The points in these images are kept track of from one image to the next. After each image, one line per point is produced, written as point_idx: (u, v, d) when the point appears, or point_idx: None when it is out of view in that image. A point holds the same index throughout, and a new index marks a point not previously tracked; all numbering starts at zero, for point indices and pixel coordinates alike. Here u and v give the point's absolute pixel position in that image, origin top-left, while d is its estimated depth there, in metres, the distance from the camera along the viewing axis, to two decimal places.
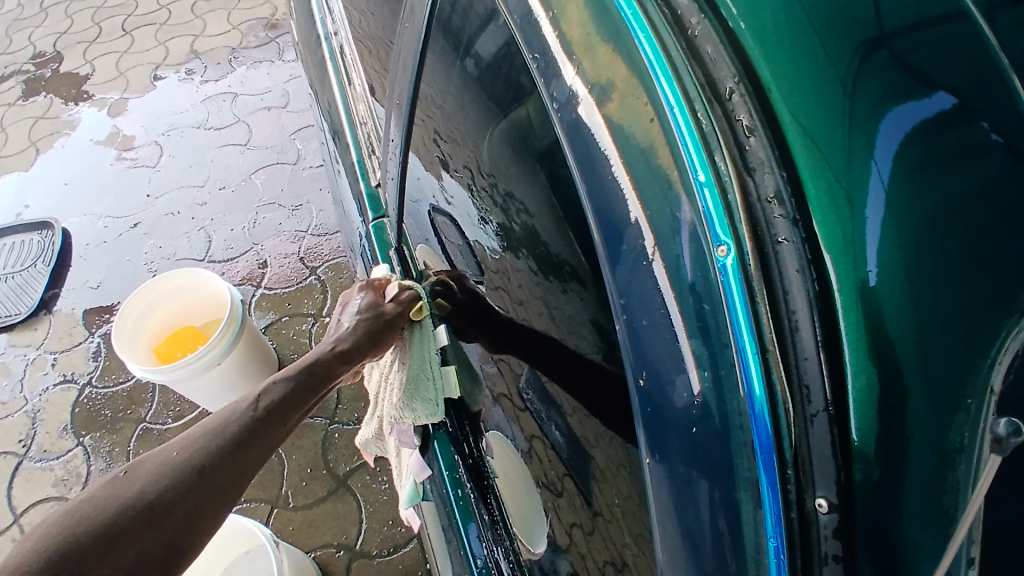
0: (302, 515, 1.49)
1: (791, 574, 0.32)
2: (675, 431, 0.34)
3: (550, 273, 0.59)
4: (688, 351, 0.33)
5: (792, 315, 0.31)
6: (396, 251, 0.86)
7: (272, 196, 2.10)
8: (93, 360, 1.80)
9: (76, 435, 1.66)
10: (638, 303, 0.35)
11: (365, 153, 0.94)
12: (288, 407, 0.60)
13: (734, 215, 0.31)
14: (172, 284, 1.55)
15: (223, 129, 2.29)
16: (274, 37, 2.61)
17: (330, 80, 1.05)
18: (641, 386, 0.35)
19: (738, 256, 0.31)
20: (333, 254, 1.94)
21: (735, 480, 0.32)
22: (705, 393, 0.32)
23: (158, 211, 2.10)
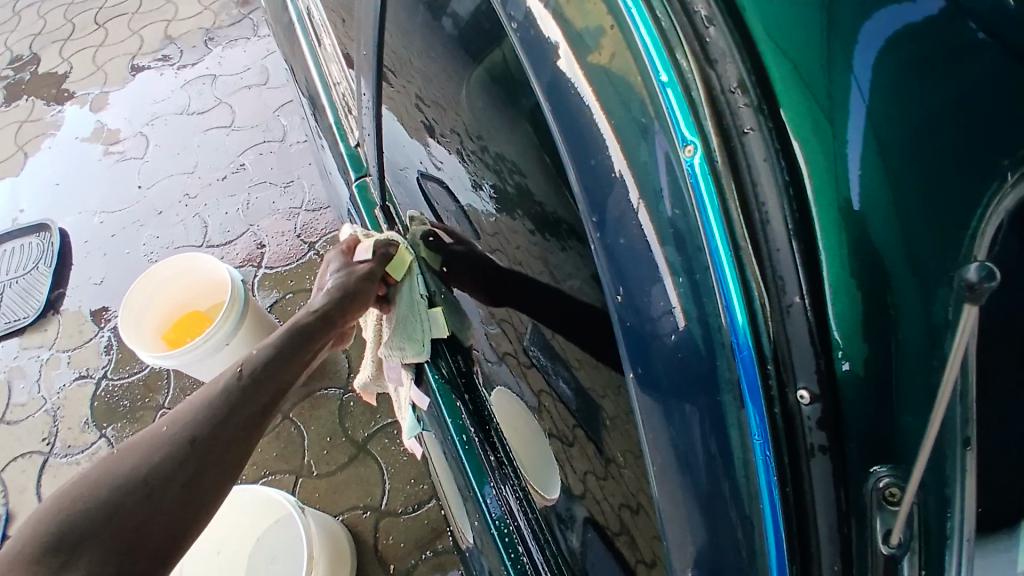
0: (327, 481, 1.52)
1: (781, 482, 0.31)
2: (655, 347, 0.33)
3: (546, 229, 0.64)
4: (662, 259, 0.32)
5: (763, 207, 0.30)
6: (381, 209, 0.85)
7: (262, 175, 2.08)
8: (105, 353, 1.82)
9: (98, 428, 1.70)
10: (611, 218, 0.34)
11: (343, 115, 0.92)
12: (277, 370, 0.66)
13: (699, 112, 0.31)
14: (169, 272, 1.56)
15: (206, 113, 2.26)
16: (247, 12, 2.55)
17: (302, 47, 1.03)
18: (620, 305, 0.34)
19: (705, 154, 0.31)
20: (329, 227, 1.94)
21: (718, 384, 0.31)
22: (683, 301, 0.32)
23: (151, 201, 2.10)
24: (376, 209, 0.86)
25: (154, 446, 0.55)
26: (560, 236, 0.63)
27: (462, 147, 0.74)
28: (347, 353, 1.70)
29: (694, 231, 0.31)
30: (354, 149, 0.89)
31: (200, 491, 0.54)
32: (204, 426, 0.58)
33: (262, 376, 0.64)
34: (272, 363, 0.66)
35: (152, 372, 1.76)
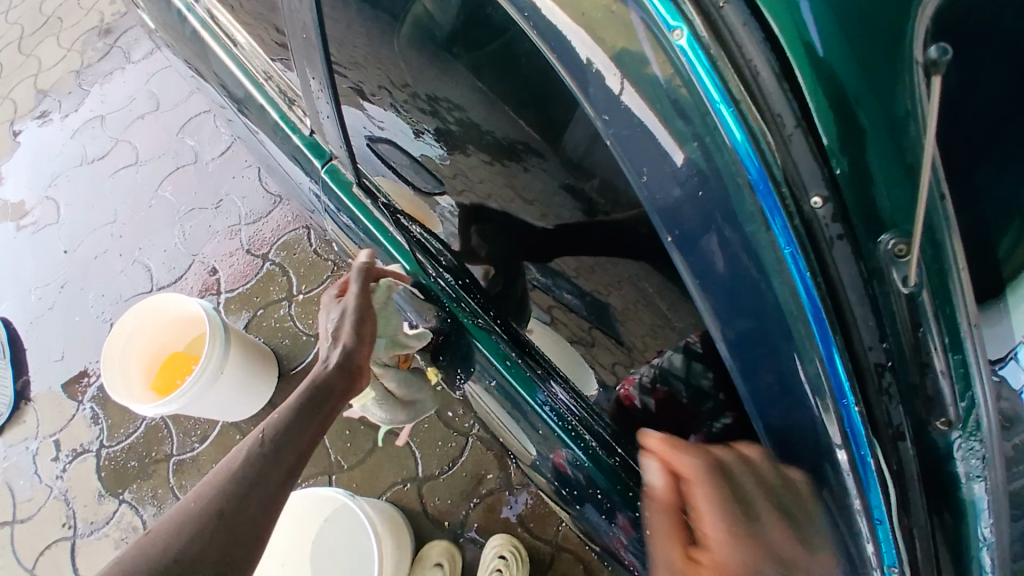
0: (360, 469, 1.60)
1: (812, 274, 0.41)
2: (682, 199, 0.45)
3: (504, 156, 0.74)
4: (672, 136, 0.43)
5: (750, 63, 0.39)
6: (357, 185, 0.94)
7: (188, 202, 2.02)
8: (94, 424, 1.79)
9: (115, 495, 1.69)
10: (619, 117, 0.45)
11: (285, 105, 1.02)
12: (294, 434, 0.77)
13: (678, 2, 0.40)
14: (142, 314, 1.51)
15: (107, 156, 2.16)
16: (114, 41, 2.39)
17: (231, 67, 1.08)
18: (641, 177, 0.46)
19: (691, 32, 0.40)
20: (276, 234, 1.91)
21: (743, 213, 0.42)
22: (699, 161, 0.43)
23: (84, 262, 2.02)
24: (352, 186, 0.95)
25: (184, 520, 0.65)
26: (519, 159, 0.73)
27: (394, 100, 0.85)
28: None
29: (693, 95, 0.41)
30: (309, 138, 0.99)
31: (235, 543, 0.65)
32: (231, 498, 0.68)
33: (282, 443, 0.75)
34: (288, 430, 0.77)
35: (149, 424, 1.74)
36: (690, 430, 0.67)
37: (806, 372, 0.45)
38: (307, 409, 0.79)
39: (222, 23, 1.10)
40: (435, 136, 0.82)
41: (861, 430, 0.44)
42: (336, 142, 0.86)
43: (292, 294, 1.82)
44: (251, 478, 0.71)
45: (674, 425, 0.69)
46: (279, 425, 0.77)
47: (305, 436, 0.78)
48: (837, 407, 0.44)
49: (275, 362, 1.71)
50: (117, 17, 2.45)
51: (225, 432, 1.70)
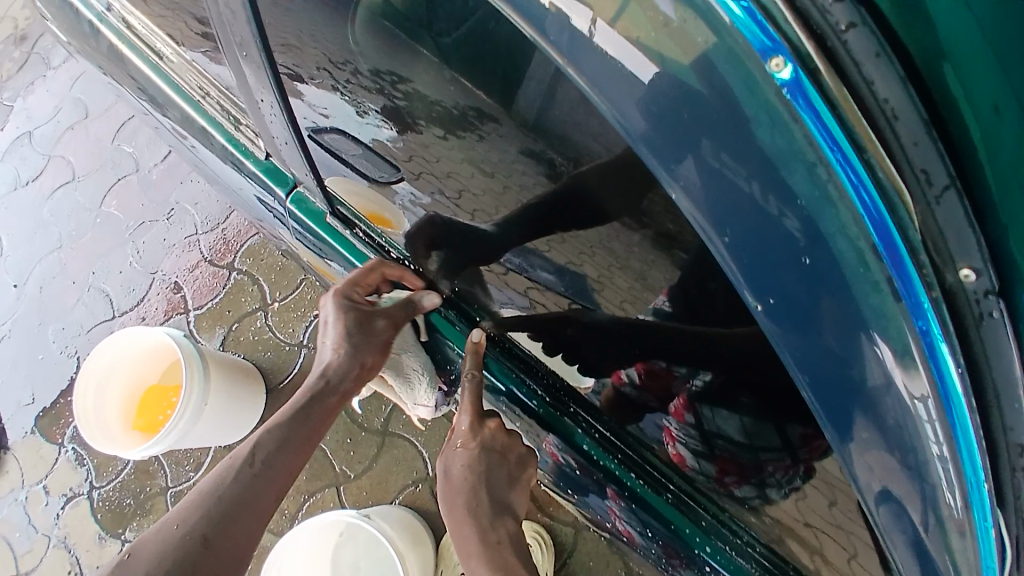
0: (367, 477, 1.55)
1: (952, 341, 0.37)
2: (772, 250, 0.39)
3: (459, 128, 0.67)
4: (754, 174, 0.37)
5: (876, 93, 0.32)
6: (333, 216, 0.90)
7: (137, 217, 1.86)
8: (80, 466, 1.69)
9: (116, 536, 1.61)
10: (630, 103, 0.38)
11: (230, 125, 0.93)
12: (282, 451, 0.83)
13: (777, 20, 0.32)
14: (111, 351, 1.43)
15: (41, 176, 1.98)
16: (29, 46, 2.16)
17: (164, 91, 0.98)
18: (657, 158, 0.40)
19: (796, 58, 0.32)
20: (241, 239, 1.79)
21: (849, 274, 0.37)
22: (804, 222, 0.37)
23: (36, 296, 1.87)
24: (326, 217, 0.91)
25: (166, 548, 0.71)
26: (473, 127, 0.64)
27: (335, 80, 0.79)
28: None
29: (795, 137, 0.34)
30: (265, 162, 0.91)
31: (220, 562, 0.72)
32: (218, 520, 0.74)
33: (270, 461, 0.82)
34: (277, 448, 0.83)
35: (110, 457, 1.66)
36: (672, 389, 0.67)
37: (887, 346, 0.39)
38: (293, 428, 0.86)
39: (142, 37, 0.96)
40: (382, 115, 0.78)
41: (967, 423, 0.39)
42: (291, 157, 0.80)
43: (267, 303, 1.71)
44: (237, 505, 0.77)
45: (658, 390, 0.69)
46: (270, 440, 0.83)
47: (290, 454, 0.84)
48: (935, 388, 0.39)
49: (260, 377, 1.61)
50: (28, 18, 2.20)
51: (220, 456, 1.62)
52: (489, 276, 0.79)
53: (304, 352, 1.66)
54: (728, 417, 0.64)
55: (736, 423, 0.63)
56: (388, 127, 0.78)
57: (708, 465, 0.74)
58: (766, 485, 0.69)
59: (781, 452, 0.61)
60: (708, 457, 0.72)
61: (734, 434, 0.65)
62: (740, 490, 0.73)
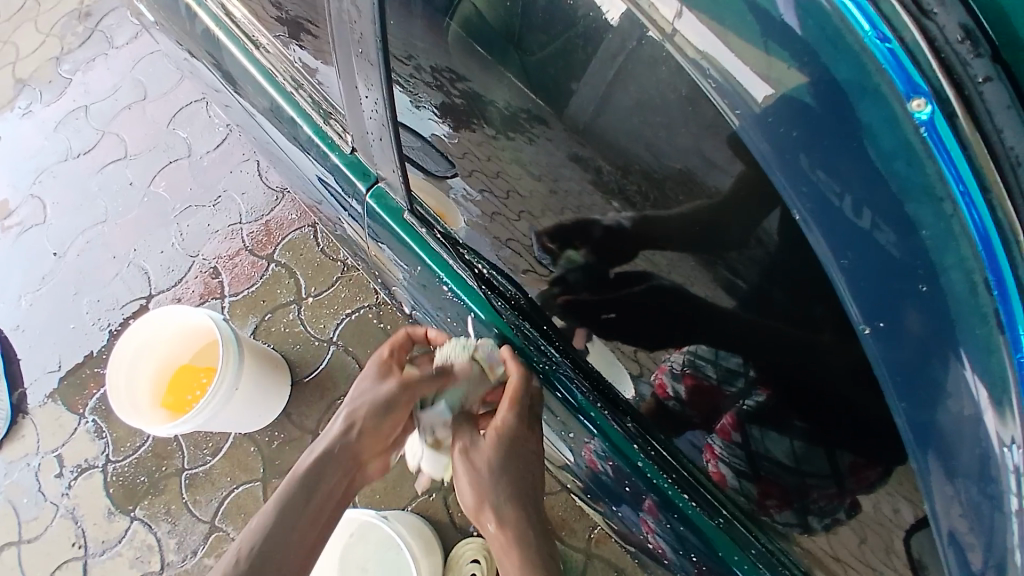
0: (382, 481, 1.55)
1: None
2: (887, 283, 0.43)
3: (508, 129, 0.73)
4: (875, 217, 0.42)
5: (1002, 138, 0.37)
6: (411, 214, 0.89)
7: (183, 200, 1.90)
8: (97, 438, 1.70)
9: (125, 512, 1.62)
10: (764, 122, 0.44)
11: (319, 118, 0.95)
12: (286, 524, 0.79)
13: (920, 65, 0.37)
14: (138, 339, 1.45)
15: (93, 150, 2.03)
16: (94, 24, 2.21)
17: (256, 76, 1.01)
18: (761, 136, 0.45)
19: (938, 105, 0.37)
20: (282, 232, 1.81)
21: (957, 314, 0.41)
22: (924, 257, 0.41)
23: (74, 265, 1.91)
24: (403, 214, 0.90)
25: None
26: (523, 129, 0.71)
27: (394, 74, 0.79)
28: (352, 354, 1.66)
29: (924, 172, 0.39)
30: (350, 156, 0.92)
31: None
32: None
33: (263, 556, 0.76)
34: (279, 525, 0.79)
35: (130, 432, 1.67)
36: (720, 408, 0.69)
37: (971, 365, 0.42)
38: (303, 490, 0.82)
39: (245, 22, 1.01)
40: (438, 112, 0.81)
41: None
42: (371, 132, 0.81)
43: (301, 296, 1.73)
44: None
45: (703, 408, 0.70)
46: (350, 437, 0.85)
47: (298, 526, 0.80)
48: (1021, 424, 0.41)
49: (287, 369, 1.63)
50: None
51: (238, 444, 1.63)
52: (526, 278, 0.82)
53: (333, 350, 1.67)
54: (777, 440, 0.65)
55: (787, 447, 0.65)
56: (445, 123, 0.81)
57: (748, 486, 0.71)
58: (807, 512, 0.67)
59: (828, 479, 0.63)
60: (751, 478, 0.70)
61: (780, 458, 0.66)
62: (780, 518, 0.71)
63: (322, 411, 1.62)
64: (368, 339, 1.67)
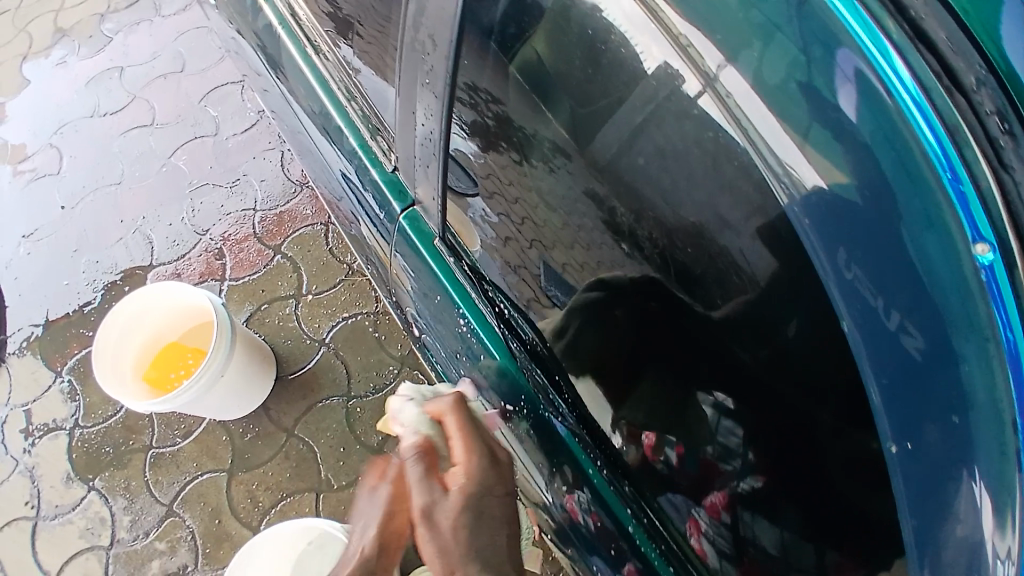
0: (350, 492, 1.52)
1: None
2: (917, 398, 0.43)
3: (533, 157, 0.80)
4: (914, 329, 0.41)
5: None
6: (441, 241, 0.85)
7: (201, 176, 1.90)
8: (70, 401, 1.67)
9: (84, 481, 1.59)
10: (822, 213, 0.45)
11: (366, 132, 0.94)
12: None
13: (990, 210, 0.37)
14: (129, 312, 1.44)
15: (121, 112, 2.03)
16: None
17: (310, 80, 1.02)
18: (814, 228, 0.46)
19: (1000, 251, 0.37)
20: (293, 226, 1.80)
21: (977, 445, 0.40)
22: (957, 382, 0.40)
23: (80, 222, 1.89)
24: (434, 239, 0.86)
25: None
26: (547, 160, 0.79)
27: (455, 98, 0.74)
28: (342, 358, 1.64)
29: (974, 306, 0.39)
30: (390, 174, 0.90)
31: None
32: None
33: None
34: None
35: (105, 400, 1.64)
36: (713, 481, 0.67)
37: (985, 488, 0.40)
38: None
39: (311, 27, 1.02)
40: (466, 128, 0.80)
41: None
42: (418, 157, 0.79)
43: (301, 292, 1.72)
44: None
45: (697, 481, 0.68)
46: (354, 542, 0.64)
47: None
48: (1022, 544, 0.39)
49: (274, 362, 1.61)
50: None
51: (210, 430, 1.60)
52: (532, 306, 0.81)
53: (323, 351, 1.65)
54: (767, 527, 0.64)
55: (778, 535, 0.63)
56: (473, 141, 0.82)
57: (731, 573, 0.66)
58: None
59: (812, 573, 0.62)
60: (734, 561, 0.66)
61: (768, 546, 0.64)
62: None
63: (301, 411, 1.60)
64: (360, 346, 1.65)
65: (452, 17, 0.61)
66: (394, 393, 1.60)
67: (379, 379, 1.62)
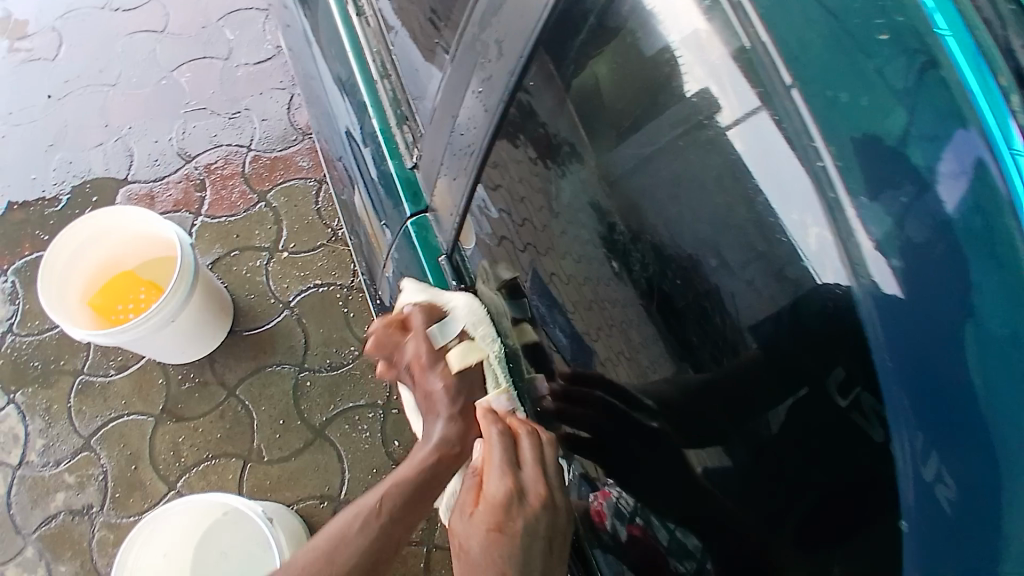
0: (280, 468, 1.44)
1: None
2: (942, 551, 0.36)
3: (547, 154, 0.57)
4: (955, 475, 0.35)
5: None
6: (447, 260, 0.76)
7: (202, 100, 1.78)
8: (8, 304, 1.56)
9: (4, 391, 1.49)
10: (887, 312, 0.36)
11: (392, 116, 0.82)
12: None
13: None
14: (90, 229, 1.34)
15: (134, 11, 1.89)
16: None
17: (342, 39, 0.91)
18: (866, 328, 0.37)
19: None
20: (284, 175, 1.69)
21: None
22: (1001, 544, 0.35)
23: (62, 116, 1.77)
24: (441, 256, 0.77)
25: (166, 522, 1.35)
26: (561, 160, 0.56)
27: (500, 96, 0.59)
28: (303, 326, 1.55)
29: None
30: (408, 172, 0.79)
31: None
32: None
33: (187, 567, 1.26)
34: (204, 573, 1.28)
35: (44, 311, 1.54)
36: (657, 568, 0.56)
37: None
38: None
39: None
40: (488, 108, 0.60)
41: None
42: (446, 165, 0.70)
43: (276, 248, 1.62)
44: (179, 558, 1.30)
45: (639, 561, 0.58)
46: (398, 500, 0.62)
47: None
48: None
49: (231, 314, 1.52)
50: None
51: (148, 369, 1.50)
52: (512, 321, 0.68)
53: (285, 314, 1.56)
54: None
55: None
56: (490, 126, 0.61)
57: None
58: None
59: None
60: None
61: None
62: None
63: (248, 372, 1.50)
64: (324, 317, 1.56)
65: (527, 34, 0.54)
66: (349, 375, 1.51)
67: (337, 356, 1.53)
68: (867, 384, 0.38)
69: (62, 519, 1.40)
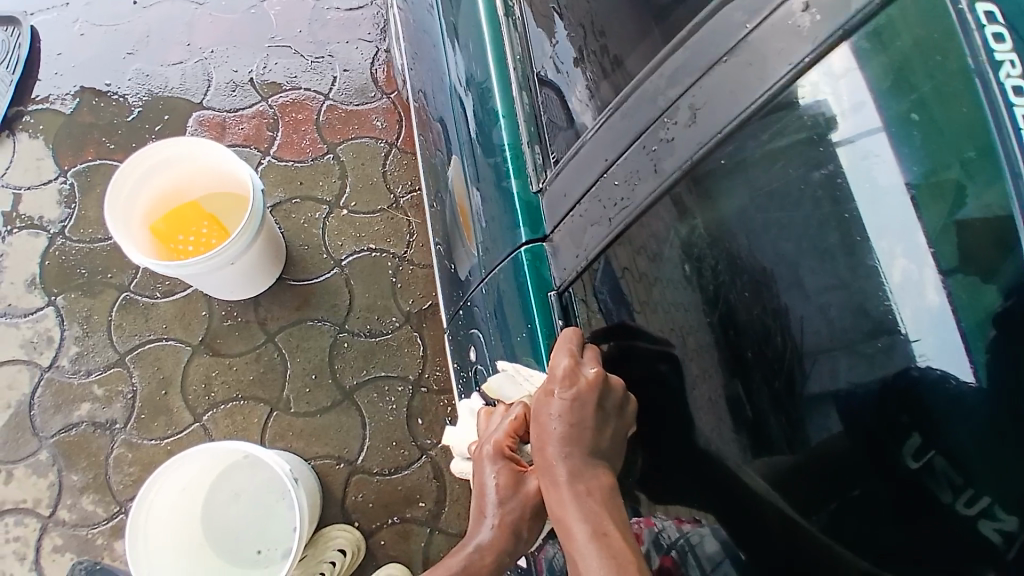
0: (303, 423, 1.45)
1: None
2: None
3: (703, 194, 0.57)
4: None
5: None
6: (556, 296, 0.71)
7: (288, 37, 1.75)
8: (64, 206, 1.56)
9: (46, 292, 1.50)
10: None
11: (524, 135, 0.79)
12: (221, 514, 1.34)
13: None
14: (164, 155, 1.32)
15: None
16: None
17: (482, 34, 0.87)
18: None
19: None
20: (356, 130, 1.67)
21: None
22: None
23: (146, 26, 1.74)
24: (550, 291, 0.72)
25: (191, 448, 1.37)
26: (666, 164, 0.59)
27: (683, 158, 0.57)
28: (350, 286, 1.55)
29: None
30: (531, 196, 0.76)
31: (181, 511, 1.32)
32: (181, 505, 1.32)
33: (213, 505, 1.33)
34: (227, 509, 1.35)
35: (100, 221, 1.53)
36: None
37: None
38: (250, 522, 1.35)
39: None
40: (660, 158, 0.59)
41: None
42: (581, 206, 0.67)
43: (337, 203, 1.61)
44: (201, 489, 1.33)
45: None
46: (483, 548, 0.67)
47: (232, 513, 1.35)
48: None
49: (284, 260, 1.51)
50: None
51: (192, 299, 1.51)
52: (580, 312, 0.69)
53: (335, 272, 1.56)
54: None
55: None
56: (657, 182, 0.59)
57: None
58: None
59: None
60: None
61: None
62: None
63: (289, 322, 1.51)
64: (373, 282, 1.56)
65: (735, 113, 0.54)
66: (386, 344, 1.51)
67: (377, 324, 1.53)
68: (941, 450, 0.47)
69: (83, 429, 1.42)
